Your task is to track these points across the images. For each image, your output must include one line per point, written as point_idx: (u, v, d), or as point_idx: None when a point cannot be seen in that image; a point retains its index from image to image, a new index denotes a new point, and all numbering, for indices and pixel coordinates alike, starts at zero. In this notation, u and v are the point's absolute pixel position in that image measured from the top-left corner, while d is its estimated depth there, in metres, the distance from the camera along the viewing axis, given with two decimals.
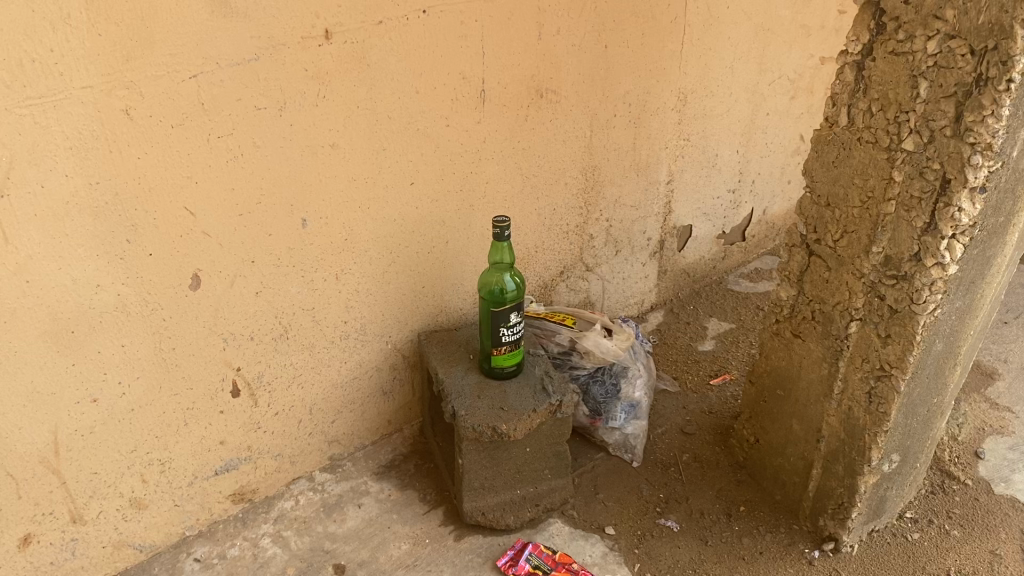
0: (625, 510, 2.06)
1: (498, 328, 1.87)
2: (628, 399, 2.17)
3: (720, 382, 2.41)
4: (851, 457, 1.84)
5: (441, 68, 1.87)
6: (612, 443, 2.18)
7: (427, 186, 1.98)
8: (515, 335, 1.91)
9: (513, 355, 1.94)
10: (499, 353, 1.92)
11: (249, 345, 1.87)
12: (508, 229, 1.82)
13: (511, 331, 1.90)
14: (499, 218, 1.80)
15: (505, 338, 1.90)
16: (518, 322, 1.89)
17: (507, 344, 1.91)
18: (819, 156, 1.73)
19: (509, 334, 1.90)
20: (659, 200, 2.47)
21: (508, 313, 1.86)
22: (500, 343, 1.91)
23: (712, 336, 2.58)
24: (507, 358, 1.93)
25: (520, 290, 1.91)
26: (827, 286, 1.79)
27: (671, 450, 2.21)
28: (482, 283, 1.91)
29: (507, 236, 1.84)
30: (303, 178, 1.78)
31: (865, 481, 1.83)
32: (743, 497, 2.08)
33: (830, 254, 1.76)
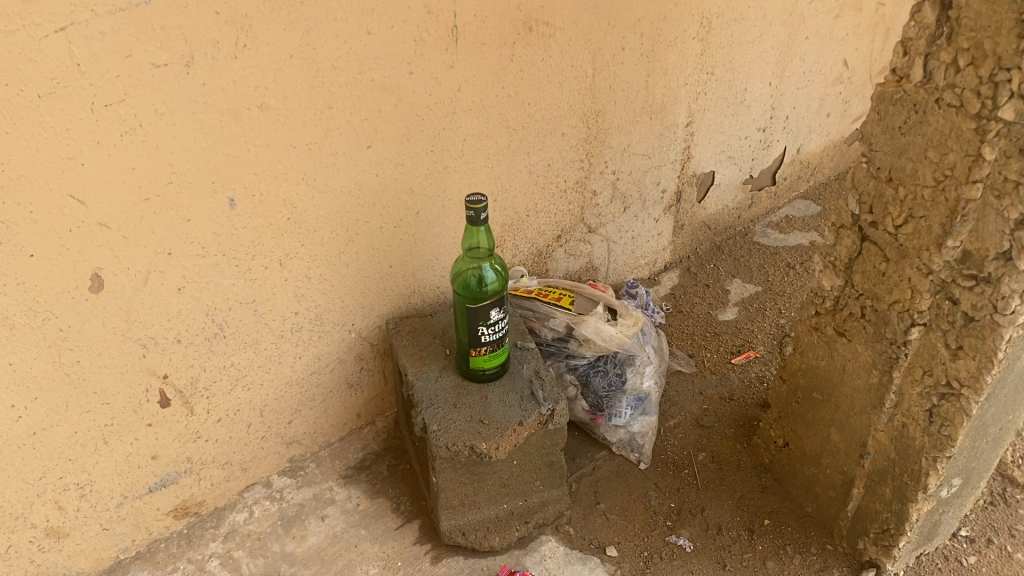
0: (630, 525, 1.77)
1: (476, 328, 1.55)
2: (635, 392, 1.85)
3: (743, 360, 2.08)
4: (902, 481, 1.51)
5: (399, 2, 1.47)
6: (616, 441, 1.88)
7: (388, 148, 1.61)
8: (497, 333, 1.58)
9: (496, 356, 1.62)
10: (480, 354, 1.60)
11: (175, 349, 1.55)
12: (485, 210, 1.46)
13: (492, 328, 1.57)
14: (473, 196, 1.44)
15: (485, 338, 1.57)
16: (500, 318, 1.56)
17: (488, 344, 1.59)
18: (881, 119, 1.34)
19: (490, 332, 1.57)
20: (676, 146, 2.09)
21: (487, 311, 1.52)
22: (479, 343, 1.58)
23: (736, 302, 2.23)
24: (491, 360, 1.62)
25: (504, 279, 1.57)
26: (882, 280, 1.43)
27: (685, 448, 1.90)
28: (456, 273, 1.56)
29: (485, 219, 1.48)
30: (226, 150, 1.42)
31: (918, 510, 1.51)
32: (769, 509, 1.78)
33: (890, 242, 1.39)
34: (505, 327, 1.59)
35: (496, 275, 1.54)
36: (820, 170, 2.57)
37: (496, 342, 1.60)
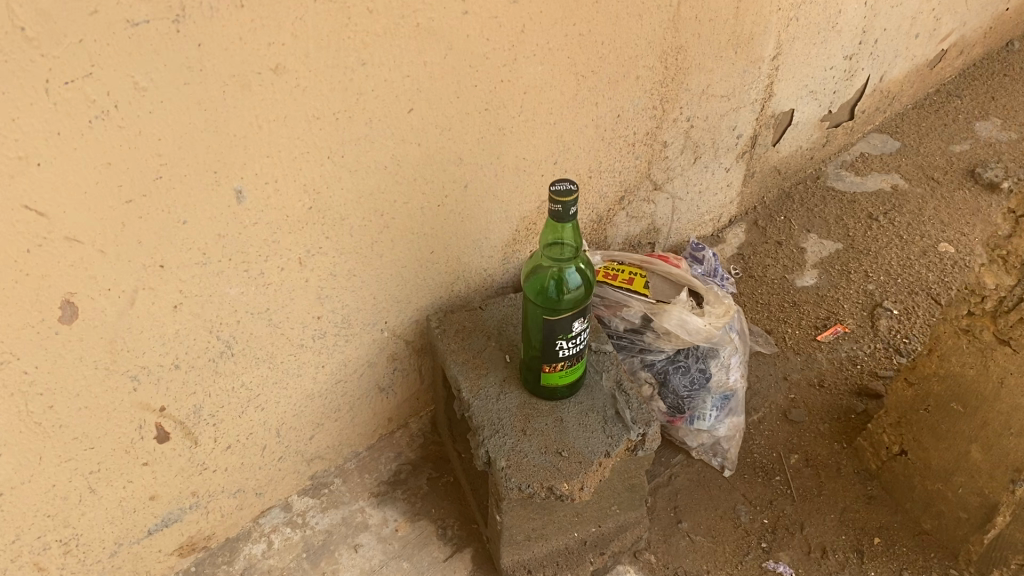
0: (718, 548, 1.52)
1: (554, 342, 1.23)
2: (722, 391, 1.56)
3: (831, 337, 1.80)
4: None
5: None
6: (696, 447, 1.60)
7: (435, 110, 1.25)
8: (576, 347, 1.27)
9: (572, 371, 1.31)
10: (554, 371, 1.29)
11: (172, 376, 1.22)
12: (575, 203, 1.12)
13: (571, 341, 1.26)
14: (562, 186, 1.10)
15: (563, 353, 1.26)
16: (581, 328, 1.24)
17: (566, 360, 1.28)
18: None
19: (567, 346, 1.26)
20: (758, 84, 1.74)
21: (569, 324, 1.20)
22: (554, 358, 1.27)
23: (814, 264, 1.93)
24: (567, 376, 1.31)
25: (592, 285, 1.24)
26: None
27: (773, 449, 1.64)
28: (530, 272, 1.24)
29: (573, 213, 1.14)
30: (230, 129, 1.05)
31: None
32: (877, 525, 1.54)
33: None
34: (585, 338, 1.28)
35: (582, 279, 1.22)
36: (899, 98, 2.24)
37: (575, 357, 1.29)
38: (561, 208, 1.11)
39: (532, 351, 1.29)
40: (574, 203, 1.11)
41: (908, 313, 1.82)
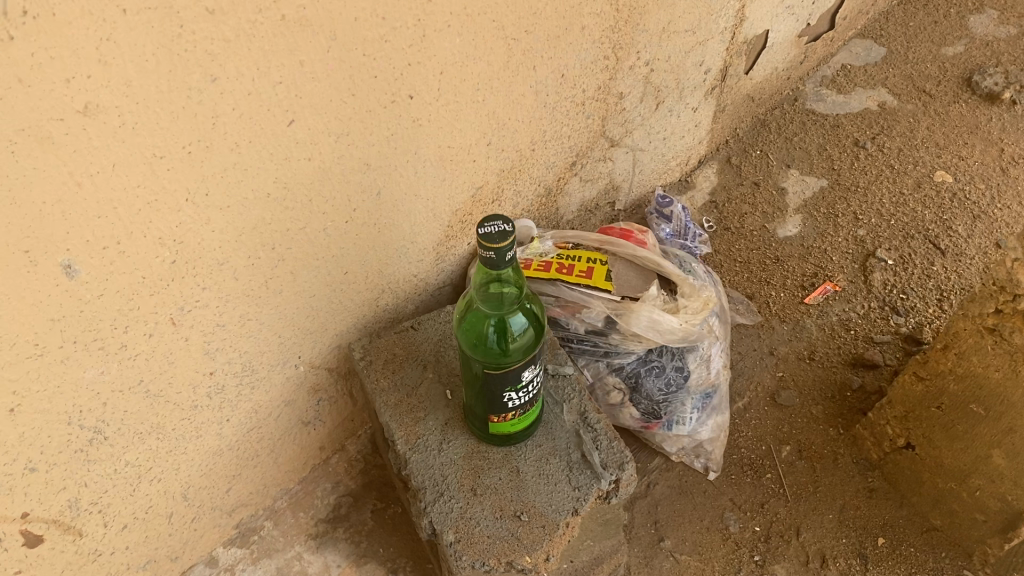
0: (706, 567, 1.34)
1: (502, 396, 1.00)
2: (702, 389, 1.35)
3: (820, 298, 1.58)
4: None
5: None
6: (676, 451, 1.40)
7: (324, 116, 0.96)
8: (528, 395, 1.04)
9: (527, 417, 1.08)
10: (504, 422, 1.06)
11: (29, 481, 0.97)
12: (513, 246, 0.86)
13: (522, 391, 1.02)
14: (494, 231, 0.84)
15: (513, 404, 1.03)
16: (533, 376, 1.01)
17: (518, 409, 1.05)
18: None
19: (518, 396, 1.03)
20: (728, 10, 1.44)
21: (517, 378, 0.97)
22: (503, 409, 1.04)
23: (797, 208, 1.70)
24: (521, 424, 1.08)
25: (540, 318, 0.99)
26: None
27: (762, 441, 1.45)
28: (463, 313, 0.99)
29: (512, 254, 0.89)
30: (37, 197, 0.76)
31: None
32: (882, 522, 1.37)
33: None
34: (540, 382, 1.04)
35: (529, 320, 0.97)
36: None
37: (530, 405, 1.06)
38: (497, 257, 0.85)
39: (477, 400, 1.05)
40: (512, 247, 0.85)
41: (904, 263, 1.60)
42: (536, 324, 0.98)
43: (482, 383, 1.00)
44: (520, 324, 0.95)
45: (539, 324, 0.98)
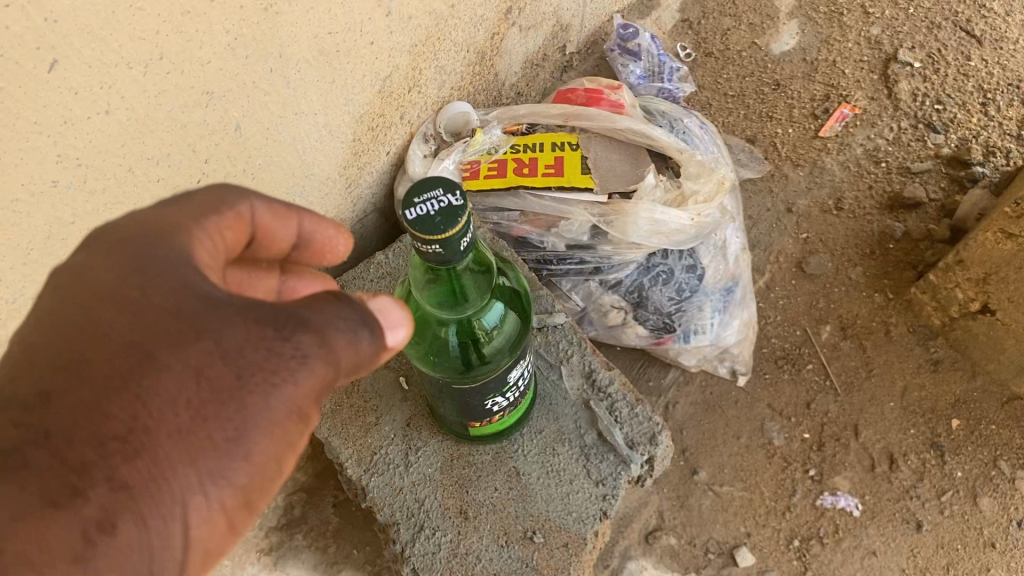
0: (753, 496, 1.10)
1: (482, 405, 0.69)
2: (722, 285, 1.05)
3: (837, 126, 1.27)
4: None
5: None
6: (696, 363, 1.12)
7: (112, 37, 0.57)
8: (514, 393, 0.72)
9: (518, 411, 0.78)
10: (485, 428, 0.75)
11: None
12: (471, 230, 0.49)
13: (505, 392, 0.71)
14: (437, 225, 0.46)
15: (499, 407, 0.72)
16: (519, 369, 0.69)
17: (506, 410, 0.74)
18: None
19: (501, 398, 0.71)
20: None
21: (499, 382, 0.66)
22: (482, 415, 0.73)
23: (790, 15, 1.38)
24: (510, 421, 0.78)
25: (518, 292, 0.66)
26: None
27: (795, 324, 1.17)
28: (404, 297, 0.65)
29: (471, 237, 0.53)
30: None
31: None
32: (953, 397, 1.12)
33: None
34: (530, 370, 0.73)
35: (506, 304, 0.64)
36: None
37: (519, 399, 0.75)
38: (439, 257, 0.49)
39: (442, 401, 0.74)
40: (464, 239, 0.49)
41: (934, 63, 1.29)
42: (514, 305, 0.65)
43: (448, 394, 0.68)
44: (494, 315, 0.63)
45: (519, 301, 0.66)
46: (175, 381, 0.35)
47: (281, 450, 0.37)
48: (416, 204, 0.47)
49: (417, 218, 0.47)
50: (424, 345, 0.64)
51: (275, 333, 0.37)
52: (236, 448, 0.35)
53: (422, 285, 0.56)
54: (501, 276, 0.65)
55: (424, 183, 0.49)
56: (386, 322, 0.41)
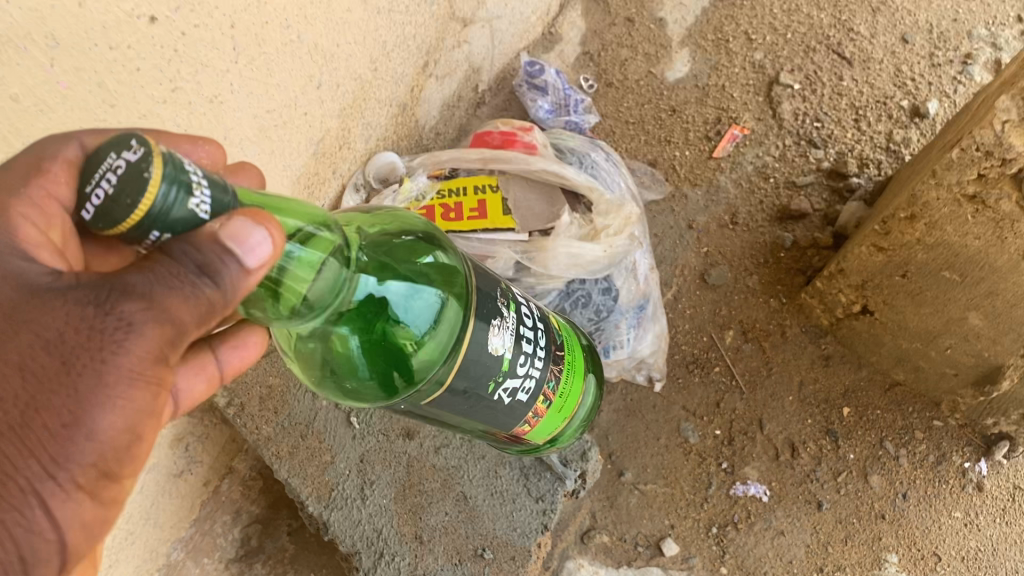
0: (674, 491, 1.21)
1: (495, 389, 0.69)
2: (634, 302, 1.16)
3: (730, 146, 1.37)
4: None
5: None
6: (617, 373, 1.23)
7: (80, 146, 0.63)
8: (535, 365, 0.72)
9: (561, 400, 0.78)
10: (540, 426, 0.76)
11: None
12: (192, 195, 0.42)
13: (519, 367, 0.70)
14: (131, 203, 0.39)
15: (522, 395, 0.72)
16: (503, 319, 0.68)
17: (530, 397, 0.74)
18: None
19: (526, 377, 0.72)
20: None
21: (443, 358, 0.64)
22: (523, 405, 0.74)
23: (682, 41, 1.45)
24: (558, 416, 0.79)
25: (451, 265, 0.66)
26: None
27: (702, 331, 1.29)
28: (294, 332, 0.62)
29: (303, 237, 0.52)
30: None
31: None
32: (843, 388, 1.25)
33: None
34: (534, 326, 0.73)
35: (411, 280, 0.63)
36: None
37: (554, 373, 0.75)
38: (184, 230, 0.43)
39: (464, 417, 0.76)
40: (196, 191, 0.42)
41: (812, 83, 1.40)
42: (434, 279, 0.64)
43: (466, 400, 0.68)
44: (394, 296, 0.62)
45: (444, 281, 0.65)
46: (24, 379, 0.45)
47: (133, 407, 0.47)
48: (89, 193, 0.40)
49: (107, 199, 0.40)
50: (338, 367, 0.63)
51: (97, 315, 0.45)
52: (87, 427, 0.46)
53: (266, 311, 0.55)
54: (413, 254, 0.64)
55: (94, 156, 0.41)
56: (241, 247, 0.45)
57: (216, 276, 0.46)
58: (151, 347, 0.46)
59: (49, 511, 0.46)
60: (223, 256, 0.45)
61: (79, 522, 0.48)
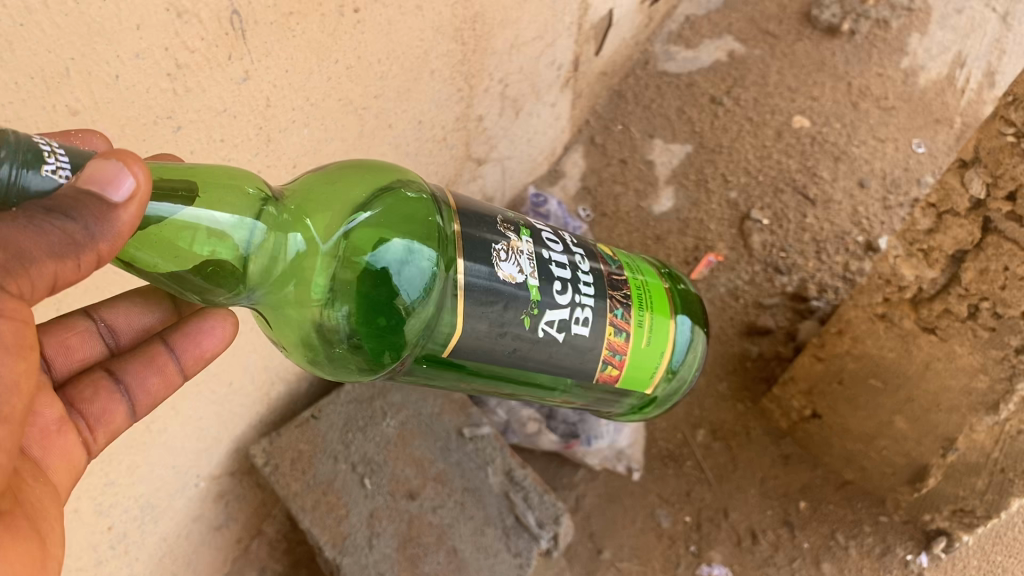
0: (647, 569, 1.37)
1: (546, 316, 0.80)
2: None
3: (705, 271, 1.58)
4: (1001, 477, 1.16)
5: (114, 38, 0.67)
6: (599, 462, 1.42)
7: None
8: (584, 292, 0.83)
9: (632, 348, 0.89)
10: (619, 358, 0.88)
11: None
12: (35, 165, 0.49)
13: (563, 298, 0.82)
14: None
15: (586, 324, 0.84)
16: (518, 246, 0.79)
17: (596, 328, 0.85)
18: None
19: (579, 306, 0.83)
20: (572, 6, 1.39)
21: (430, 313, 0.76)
22: (594, 341, 0.85)
23: (667, 180, 1.69)
24: (643, 347, 0.90)
25: (426, 224, 0.75)
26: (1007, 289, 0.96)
27: (677, 429, 1.48)
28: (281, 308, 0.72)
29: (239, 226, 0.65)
30: None
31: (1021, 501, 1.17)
32: (800, 484, 1.41)
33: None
34: (571, 260, 0.84)
35: (396, 239, 0.73)
36: None
37: (617, 302, 0.87)
38: (37, 190, 0.49)
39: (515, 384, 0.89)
40: (49, 158, 0.50)
41: (779, 220, 1.62)
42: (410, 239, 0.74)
43: (506, 340, 0.79)
44: (379, 254, 0.73)
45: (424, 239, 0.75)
46: None
47: None
48: None
49: None
50: (342, 343, 0.75)
51: None
52: None
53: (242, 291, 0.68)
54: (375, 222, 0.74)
55: None
56: (100, 184, 0.50)
57: (73, 214, 0.50)
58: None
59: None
60: (81, 196, 0.50)
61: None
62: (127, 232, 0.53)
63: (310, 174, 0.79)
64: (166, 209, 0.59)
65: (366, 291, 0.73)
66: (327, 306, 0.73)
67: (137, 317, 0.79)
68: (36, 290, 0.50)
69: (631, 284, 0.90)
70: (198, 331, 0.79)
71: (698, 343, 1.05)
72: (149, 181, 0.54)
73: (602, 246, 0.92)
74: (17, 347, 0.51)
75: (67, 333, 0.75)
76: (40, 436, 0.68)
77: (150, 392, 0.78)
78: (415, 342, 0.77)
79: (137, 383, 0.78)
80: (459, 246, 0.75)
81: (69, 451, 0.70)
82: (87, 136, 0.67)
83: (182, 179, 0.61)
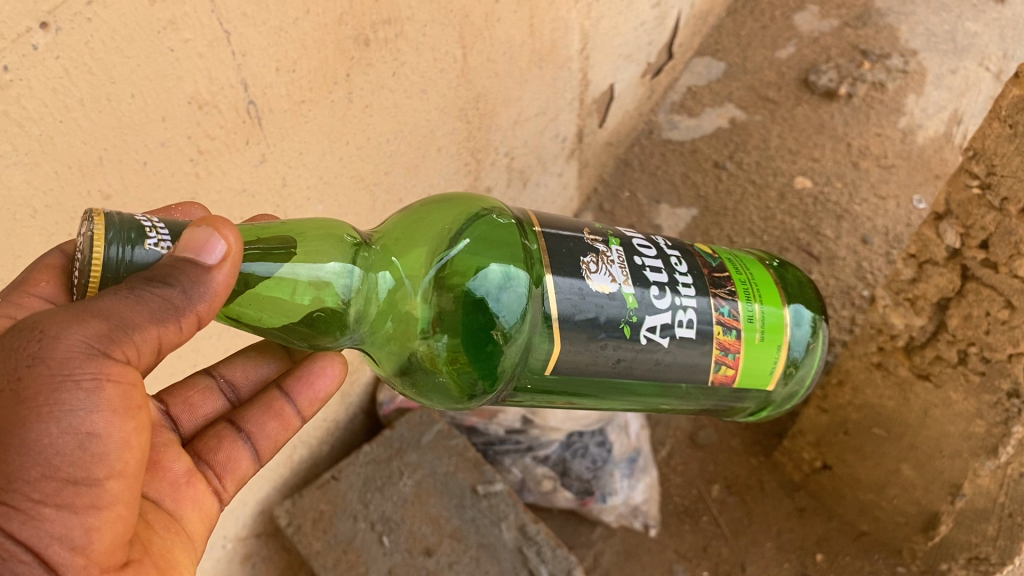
0: None
1: (646, 322, 0.80)
2: (627, 453, 1.40)
3: None
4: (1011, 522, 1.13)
5: (140, 129, 0.76)
6: (615, 518, 1.43)
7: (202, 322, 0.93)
8: (684, 293, 0.82)
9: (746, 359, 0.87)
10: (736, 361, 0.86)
11: None
12: (140, 241, 0.59)
13: (661, 301, 0.81)
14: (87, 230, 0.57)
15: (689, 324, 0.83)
16: (608, 256, 0.80)
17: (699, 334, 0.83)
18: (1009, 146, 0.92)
19: (681, 308, 0.82)
20: (572, 83, 1.48)
21: (525, 340, 0.78)
22: (697, 351, 0.84)
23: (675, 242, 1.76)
24: (758, 346, 0.87)
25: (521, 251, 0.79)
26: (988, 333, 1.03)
27: (692, 485, 1.51)
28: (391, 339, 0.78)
29: (332, 270, 0.72)
30: None
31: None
32: (815, 535, 1.41)
33: (1003, 298, 0.99)
34: (665, 262, 0.84)
35: (492, 264, 0.77)
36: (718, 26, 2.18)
37: (722, 299, 0.85)
38: (143, 262, 0.59)
39: (620, 398, 0.89)
40: (151, 233, 0.60)
41: None
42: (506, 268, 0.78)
43: (608, 351, 0.79)
44: (477, 280, 0.77)
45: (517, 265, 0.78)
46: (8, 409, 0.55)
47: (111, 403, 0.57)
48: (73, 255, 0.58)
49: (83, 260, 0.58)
50: (446, 368, 0.79)
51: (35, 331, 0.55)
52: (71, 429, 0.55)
53: (346, 332, 0.75)
54: (472, 250, 0.78)
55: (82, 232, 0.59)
56: (194, 251, 0.58)
57: (170, 281, 0.58)
58: (93, 342, 0.55)
59: (17, 534, 0.55)
60: (177, 264, 0.58)
61: (59, 537, 0.57)
62: (221, 295, 0.61)
63: (415, 207, 0.84)
64: (263, 268, 0.67)
65: (466, 318, 0.77)
66: (429, 335, 0.77)
67: (253, 369, 0.90)
68: (142, 354, 0.58)
69: (735, 279, 0.88)
70: (312, 375, 0.89)
71: (823, 341, 0.99)
72: (241, 242, 0.62)
73: (700, 244, 0.91)
74: (125, 408, 0.58)
75: (190, 392, 0.88)
76: (172, 489, 0.78)
77: (270, 436, 0.88)
78: (512, 371, 0.80)
79: (259, 429, 0.88)
80: (545, 261, 0.77)
81: (201, 501, 0.80)
82: (186, 209, 0.78)
83: (283, 232, 0.71)
